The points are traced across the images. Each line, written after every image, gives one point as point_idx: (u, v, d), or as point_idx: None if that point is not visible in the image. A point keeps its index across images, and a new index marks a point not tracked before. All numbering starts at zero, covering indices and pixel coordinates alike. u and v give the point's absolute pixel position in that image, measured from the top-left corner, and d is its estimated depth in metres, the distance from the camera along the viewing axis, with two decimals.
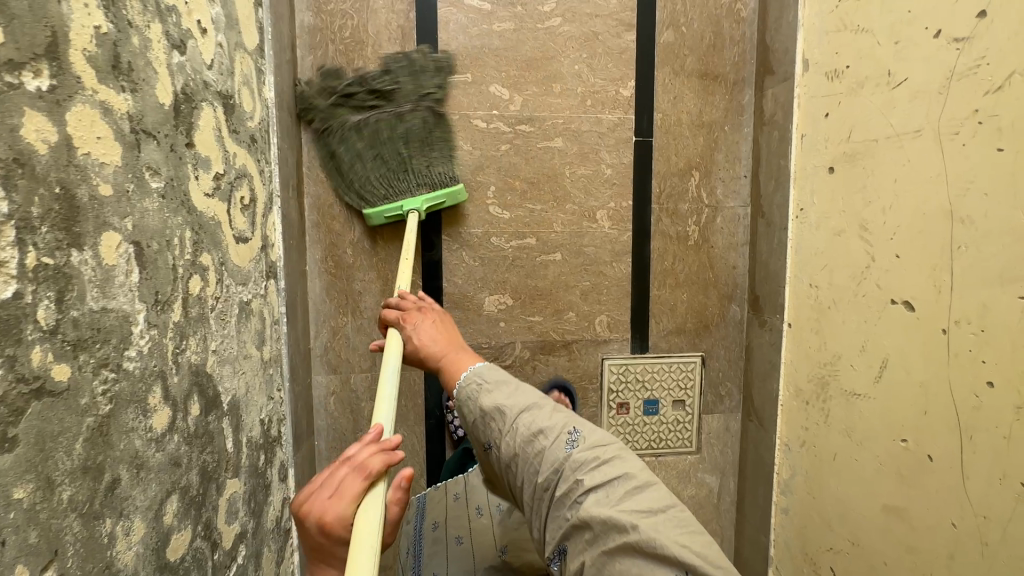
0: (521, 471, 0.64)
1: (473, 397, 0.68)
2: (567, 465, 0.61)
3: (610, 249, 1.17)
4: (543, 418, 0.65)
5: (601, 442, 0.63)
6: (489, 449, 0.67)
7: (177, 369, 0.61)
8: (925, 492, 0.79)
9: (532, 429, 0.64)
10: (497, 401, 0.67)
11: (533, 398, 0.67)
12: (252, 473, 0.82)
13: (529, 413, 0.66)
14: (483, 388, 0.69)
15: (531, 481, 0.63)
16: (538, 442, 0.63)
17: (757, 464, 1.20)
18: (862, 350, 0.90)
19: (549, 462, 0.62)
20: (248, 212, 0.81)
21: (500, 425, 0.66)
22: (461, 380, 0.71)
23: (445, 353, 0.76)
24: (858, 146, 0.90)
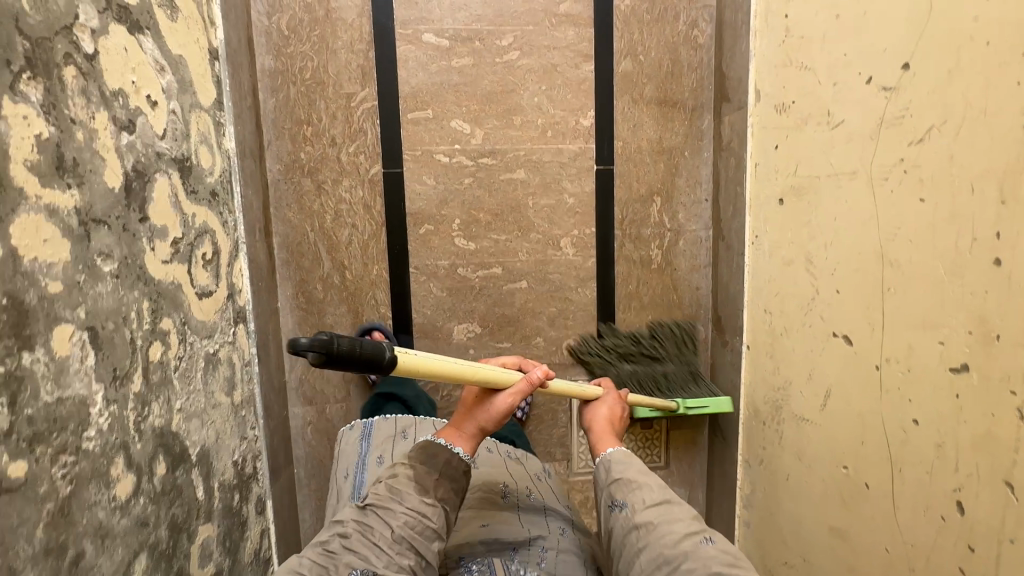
0: (648, 540, 0.66)
1: (622, 464, 0.76)
2: (698, 552, 0.63)
3: (575, 275, 1.20)
4: (683, 514, 0.69)
5: (738, 553, 0.64)
6: (621, 509, 0.71)
7: (141, 435, 0.64)
8: (863, 517, 0.83)
9: (670, 517, 0.68)
10: (641, 477, 0.74)
11: (677, 497, 0.72)
12: (227, 513, 0.86)
13: (672, 503, 0.70)
14: (636, 466, 0.76)
15: (653, 551, 0.65)
16: (675, 525, 0.67)
17: (722, 477, 1.25)
18: (809, 378, 0.94)
19: (680, 548, 0.64)
20: (211, 266, 0.84)
21: (641, 496, 0.71)
22: (611, 452, 0.78)
23: (600, 434, 0.84)
24: (803, 181, 0.93)
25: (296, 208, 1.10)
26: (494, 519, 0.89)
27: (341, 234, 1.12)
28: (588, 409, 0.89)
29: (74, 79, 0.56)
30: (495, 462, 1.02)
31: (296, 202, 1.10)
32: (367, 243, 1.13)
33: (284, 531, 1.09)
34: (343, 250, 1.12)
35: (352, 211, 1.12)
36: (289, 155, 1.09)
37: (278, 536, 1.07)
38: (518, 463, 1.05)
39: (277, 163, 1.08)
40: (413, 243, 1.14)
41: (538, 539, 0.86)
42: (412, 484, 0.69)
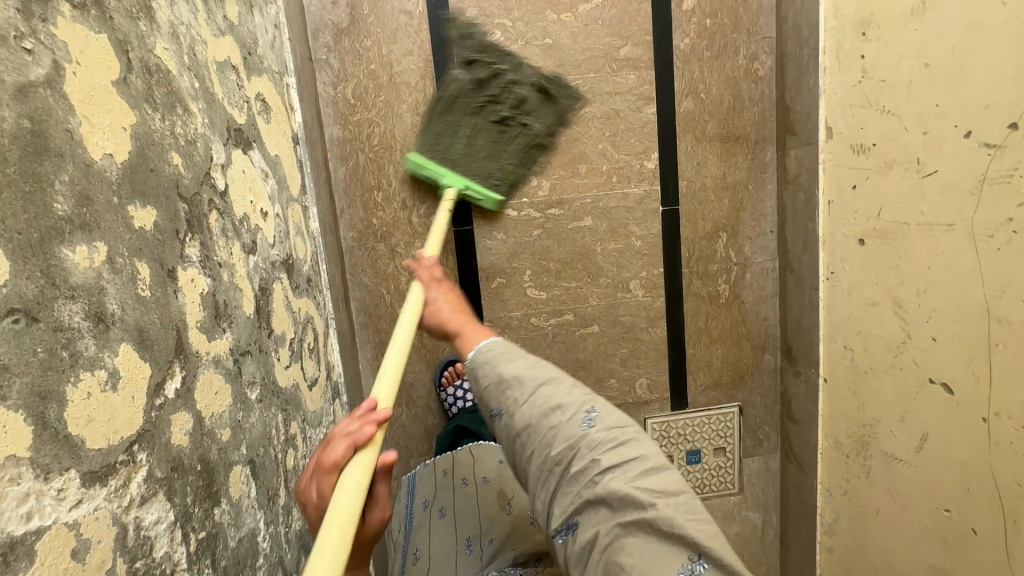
0: (528, 442, 0.57)
1: (477, 359, 0.62)
2: (583, 441, 0.55)
3: (645, 316, 1.21)
4: (564, 396, 0.58)
5: (621, 421, 0.57)
6: (500, 418, 0.59)
7: (289, 545, 0.67)
8: (971, 561, 0.84)
9: (544, 399, 0.57)
10: (503, 364, 0.61)
11: (552, 369, 0.61)
12: None
13: (537, 379, 0.59)
14: (488, 351, 0.62)
15: (541, 454, 0.56)
16: (556, 418, 0.56)
17: (800, 503, 1.26)
18: (901, 420, 0.95)
19: (562, 434, 0.55)
20: (314, 354, 0.86)
21: (509, 391, 0.59)
22: (480, 347, 0.64)
23: (464, 323, 0.71)
24: (888, 225, 0.93)
25: (372, 272, 1.11)
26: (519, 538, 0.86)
27: None
28: (428, 312, 0.76)
29: (216, 221, 0.57)
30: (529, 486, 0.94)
31: (371, 266, 1.11)
32: None
33: None
34: None
35: (426, 271, 1.13)
36: (362, 222, 1.09)
37: None
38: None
39: (350, 230, 1.09)
40: (486, 297, 1.15)
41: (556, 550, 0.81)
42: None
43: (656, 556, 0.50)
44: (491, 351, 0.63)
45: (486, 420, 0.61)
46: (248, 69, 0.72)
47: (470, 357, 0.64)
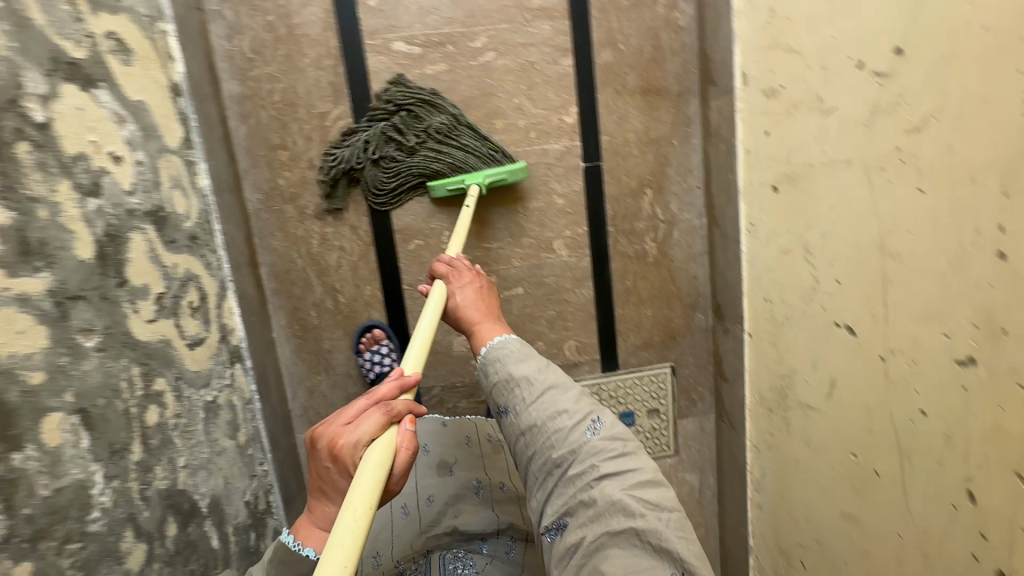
0: (539, 444, 0.73)
1: (505, 365, 0.79)
2: (585, 449, 0.71)
3: (570, 276, 1.19)
4: (570, 403, 0.75)
5: (620, 434, 0.73)
6: (507, 415, 0.76)
7: (147, 503, 0.64)
8: (876, 503, 0.83)
9: (557, 409, 0.74)
10: (527, 372, 0.77)
11: (561, 380, 0.77)
12: (244, 554, 0.87)
13: (556, 391, 0.76)
14: (516, 361, 0.79)
15: (543, 455, 0.72)
16: (560, 422, 0.73)
17: (732, 462, 1.26)
18: (814, 368, 0.93)
19: (568, 442, 0.71)
20: (199, 313, 0.83)
21: (527, 397, 0.75)
22: (496, 342, 0.83)
23: (481, 320, 0.90)
24: (796, 169, 0.91)
25: (281, 235, 1.07)
26: (466, 509, 1.00)
27: (329, 258, 1.10)
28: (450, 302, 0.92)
29: (29, 153, 0.53)
30: (475, 459, 1.05)
31: (280, 230, 1.07)
32: (357, 263, 1.11)
33: None
34: (333, 273, 1.10)
35: (339, 233, 1.09)
36: (267, 183, 1.05)
37: None
38: (498, 449, 1.06)
39: (256, 191, 1.05)
40: (404, 259, 1.12)
41: (506, 530, 0.97)
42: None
43: (639, 566, 0.64)
44: (504, 351, 0.81)
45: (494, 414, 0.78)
46: (93, 3, 0.67)
47: (483, 350, 0.83)
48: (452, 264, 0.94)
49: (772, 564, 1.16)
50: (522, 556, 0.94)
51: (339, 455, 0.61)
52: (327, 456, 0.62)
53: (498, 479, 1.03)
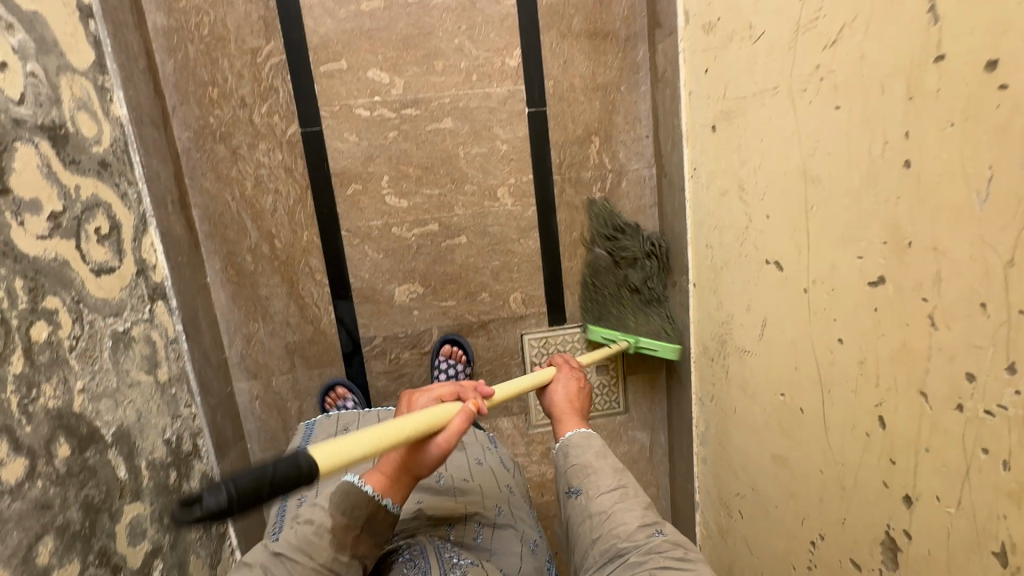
0: (602, 529, 0.69)
1: (586, 448, 0.78)
2: (650, 545, 0.65)
3: (516, 226, 1.17)
4: (639, 505, 0.71)
5: (685, 539, 0.66)
6: (576, 496, 0.73)
7: (31, 418, 0.62)
8: (800, 442, 0.82)
9: (627, 503, 0.70)
10: (604, 463, 0.76)
11: (635, 483, 0.74)
12: (160, 491, 0.85)
13: (629, 491, 0.72)
14: (595, 450, 0.77)
15: (606, 540, 0.67)
16: (626, 515, 0.68)
17: (680, 418, 1.24)
18: (748, 309, 0.92)
19: (634, 531, 0.66)
20: (109, 241, 0.80)
21: (599, 484, 0.73)
22: (578, 434, 0.81)
23: (565, 414, 0.86)
24: (731, 104, 0.89)
25: (213, 176, 1.05)
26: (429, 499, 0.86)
27: (264, 201, 1.07)
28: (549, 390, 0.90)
29: None
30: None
31: (212, 170, 1.05)
32: (293, 207, 1.08)
33: (238, 505, 1.09)
34: (268, 217, 1.08)
35: (273, 176, 1.06)
36: (197, 121, 1.03)
37: None
38: (461, 449, 1.01)
39: (185, 130, 1.03)
40: (342, 204, 1.10)
41: (474, 515, 0.84)
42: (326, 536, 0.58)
43: None
44: (585, 438, 0.81)
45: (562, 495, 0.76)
46: None
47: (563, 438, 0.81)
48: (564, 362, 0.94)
49: (714, 517, 1.15)
50: (490, 541, 0.81)
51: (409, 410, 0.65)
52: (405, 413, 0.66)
53: (461, 473, 0.94)
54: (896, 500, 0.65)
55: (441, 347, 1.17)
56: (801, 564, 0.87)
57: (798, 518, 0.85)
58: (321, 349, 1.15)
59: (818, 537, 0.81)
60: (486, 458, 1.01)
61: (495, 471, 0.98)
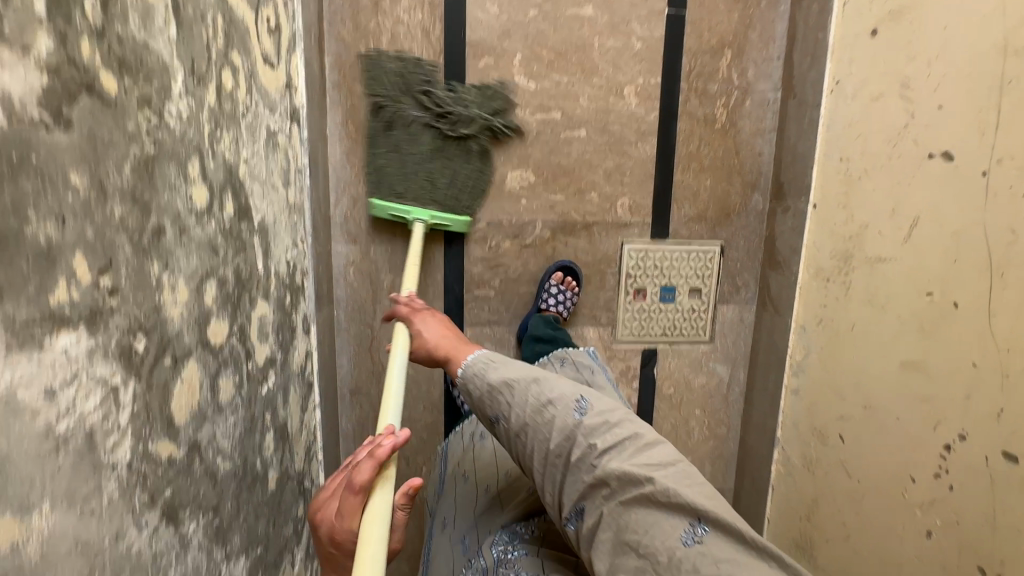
0: (533, 440, 0.74)
1: (482, 375, 0.79)
2: (579, 432, 0.71)
3: (635, 128, 1.15)
4: (557, 387, 0.76)
5: (607, 407, 0.74)
6: (500, 422, 0.78)
7: (213, 156, 0.60)
8: (948, 339, 0.79)
9: (542, 400, 0.75)
10: (504, 376, 0.78)
11: (538, 372, 0.78)
12: (280, 307, 0.82)
13: (537, 385, 0.76)
14: (490, 369, 0.79)
15: (544, 450, 0.73)
16: (549, 412, 0.74)
17: (770, 351, 1.22)
18: (891, 214, 0.89)
19: (559, 428, 0.72)
20: (274, 38, 0.79)
21: (512, 398, 0.77)
22: (470, 360, 0.83)
23: (452, 345, 0.86)
24: (905, 2, 0.87)
25: (352, 26, 1.04)
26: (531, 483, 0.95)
27: (396, 60, 1.06)
28: (417, 341, 0.90)
29: None
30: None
31: (352, 19, 1.04)
32: None
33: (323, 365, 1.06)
34: (397, 78, 1.07)
35: (410, 36, 1.06)
36: None
37: (318, 364, 1.04)
38: None
39: None
40: (471, 76, 1.08)
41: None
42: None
43: (655, 523, 0.64)
44: (479, 364, 0.82)
45: (488, 424, 0.80)
46: None
47: (460, 369, 0.82)
48: (409, 303, 0.93)
49: (801, 450, 1.12)
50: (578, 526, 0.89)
51: (337, 541, 0.66)
52: (328, 541, 0.67)
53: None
54: None
55: (553, 273, 1.16)
56: (924, 475, 0.83)
57: (931, 424, 0.82)
58: None
59: (959, 439, 0.78)
60: None
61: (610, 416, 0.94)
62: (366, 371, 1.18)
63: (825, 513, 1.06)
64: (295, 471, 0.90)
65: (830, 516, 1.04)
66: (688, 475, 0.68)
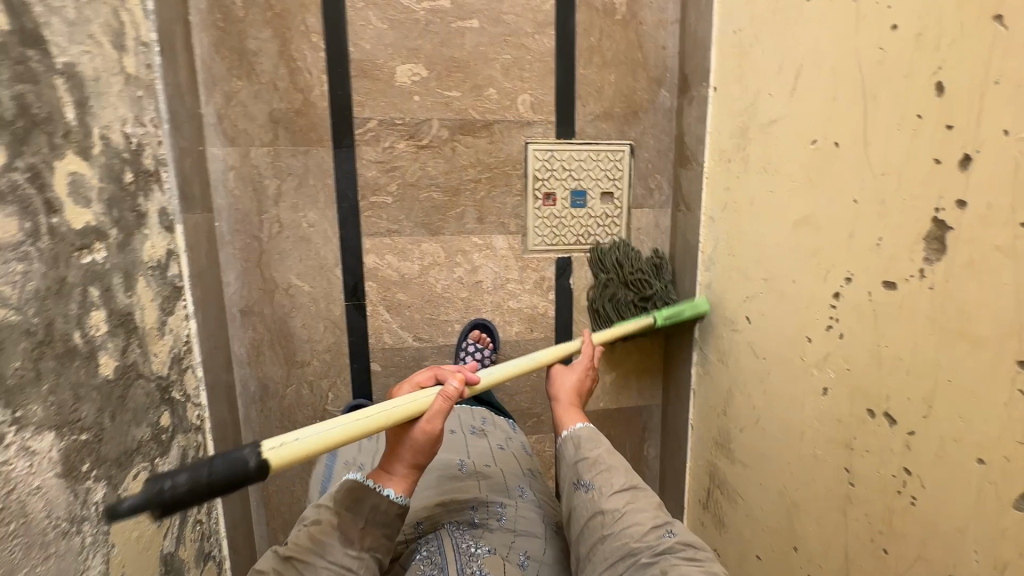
0: (611, 526, 0.70)
1: (600, 448, 0.80)
2: (661, 543, 0.66)
3: (532, 18, 1.10)
4: (653, 507, 0.72)
5: (696, 538, 0.68)
6: (587, 493, 0.75)
7: None
8: (830, 183, 0.77)
9: (636, 504, 0.72)
10: (614, 465, 0.78)
11: (646, 487, 0.76)
12: (113, 181, 0.73)
13: (639, 492, 0.74)
14: (607, 452, 0.80)
15: (618, 537, 0.68)
16: (640, 516, 0.70)
17: (685, 250, 1.18)
18: (779, 72, 0.86)
19: (644, 529, 0.68)
20: None
21: (612, 484, 0.75)
22: (578, 428, 0.85)
23: (567, 405, 0.90)
24: None
25: None
26: (453, 487, 0.91)
27: None
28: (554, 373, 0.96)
29: None
30: (457, 438, 1.04)
31: None
32: None
33: (198, 272, 0.97)
34: None
35: None
36: None
37: (191, 270, 0.95)
38: (482, 436, 1.07)
39: None
40: None
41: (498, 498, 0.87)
42: (336, 534, 0.63)
43: None
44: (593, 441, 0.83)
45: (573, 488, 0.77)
46: None
47: (567, 432, 0.85)
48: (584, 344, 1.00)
49: (716, 344, 1.09)
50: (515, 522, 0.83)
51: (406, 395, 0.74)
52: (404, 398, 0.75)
53: (483, 459, 0.98)
54: (950, 173, 0.60)
55: (471, 331, 1.18)
56: (819, 332, 0.80)
57: (821, 276, 0.79)
58: (308, 124, 1.05)
59: (845, 282, 0.75)
60: (508, 445, 1.06)
61: (517, 459, 1.02)
62: (257, 288, 1.09)
63: (738, 403, 1.03)
64: (153, 373, 0.82)
65: (742, 404, 1.01)
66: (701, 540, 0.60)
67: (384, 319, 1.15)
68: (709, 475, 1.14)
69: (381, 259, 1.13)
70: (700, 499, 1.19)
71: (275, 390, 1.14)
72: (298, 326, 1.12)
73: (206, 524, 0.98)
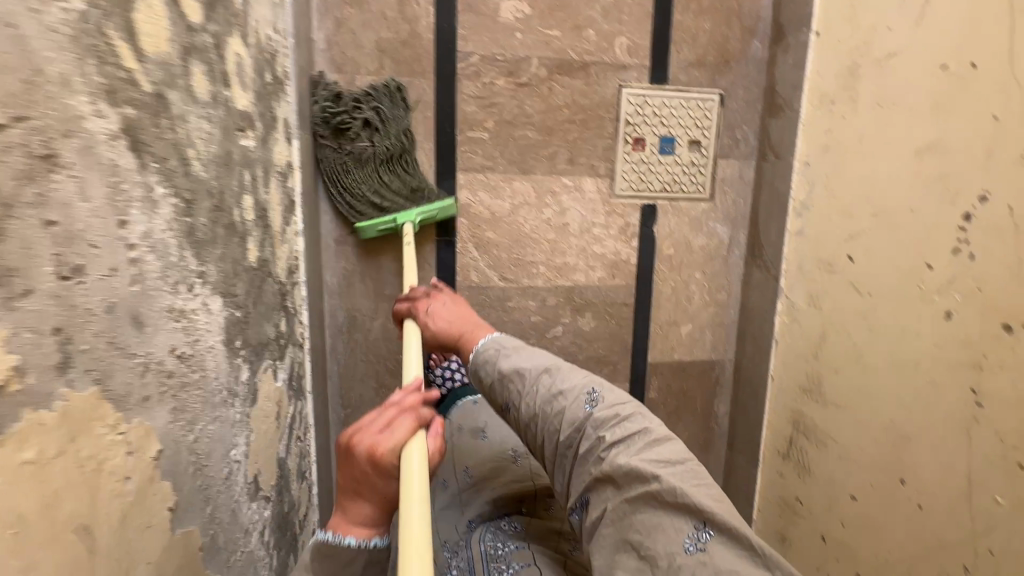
0: (542, 429, 0.70)
1: (493, 359, 0.75)
2: (589, 423, 0.67)
3: None
4: (568, 377, 0.71)
5: (619, 401, 0.68)
6: (508, 409, 0.73)
7: None
8: (966, 104, 0.77)
9: (552, 389, 0.70)
10: (515, 363, 0.74)
11: (550, 361, 0.73)
12: (259, 75, 0.75)
13: (549, 373, 0.72)
14: (500, 356, 0.75)
15: (551, 439, 0.69)
16: (559, 401, 0.69)
17: (772, 200, 1.18)
18: (901, 4, 0.87)
19: (568, 420, 0.68)
20: None
21: (521, 386, 0.72)
22: (482, 344, 0.80)
23: (468, 324, 0.85)
24: None
25: None
26: (499, 480, 0.98)
27: None
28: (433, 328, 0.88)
29: None
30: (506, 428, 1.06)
31: None
32: None
33: (306, 193, 0.99)
34: None
35: None
36: None
37: (302, 188, 0.96)
38: None
39: None
40: None
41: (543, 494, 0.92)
42: None
43: (659, 526, 0.59)
44: (491, 349, 0.78)
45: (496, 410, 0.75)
46: None
47: (474, 355, 0.79)
48: (412, 297, 0.94)
49: (806, 290, 1.09)
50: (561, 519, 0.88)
51: (377, 461, 0.57)
52: (364, 461, 0.57)
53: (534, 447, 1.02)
54: None
55: None
56: (941, 257, 0.81)
57: (947, 200, 0.80)
58: (414, 55, 1.07)
59: (978, 201, 0.75)
60: None
61: None
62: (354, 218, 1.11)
63: (832, 345, 1.03)
64: (277, 276, 0.82)
65: (838, 346, 1.01)
66: (698, 475, 0.63)
67: (472, 257, 1.16)
68: (791, 423, 1.15)
69: (474, 195, 1.14)
70: (780, 450, 1.18)
71: (361, 323, 1.15)
72: (389, 258, 1.13)
73: (304, 442, 0.99)
